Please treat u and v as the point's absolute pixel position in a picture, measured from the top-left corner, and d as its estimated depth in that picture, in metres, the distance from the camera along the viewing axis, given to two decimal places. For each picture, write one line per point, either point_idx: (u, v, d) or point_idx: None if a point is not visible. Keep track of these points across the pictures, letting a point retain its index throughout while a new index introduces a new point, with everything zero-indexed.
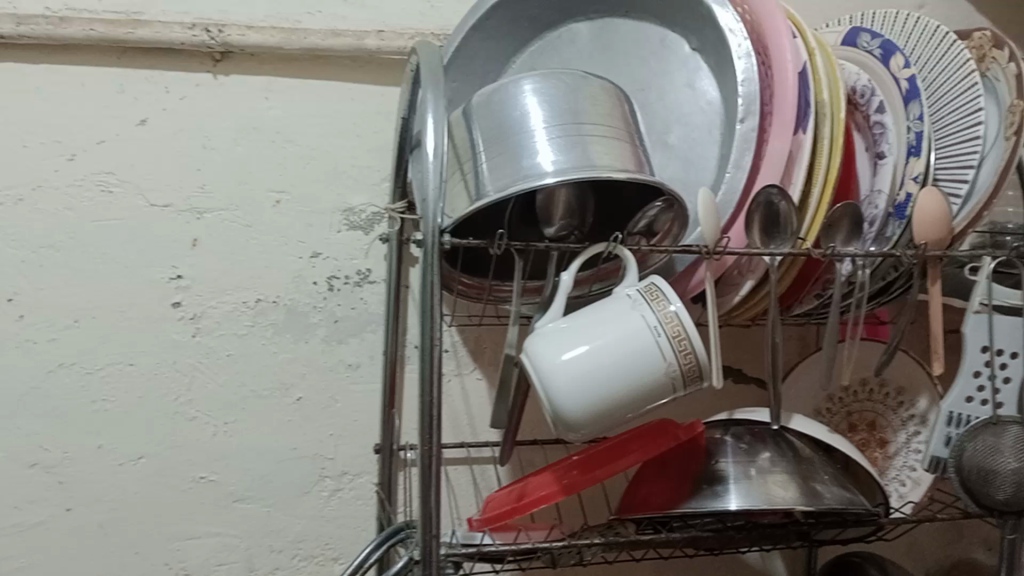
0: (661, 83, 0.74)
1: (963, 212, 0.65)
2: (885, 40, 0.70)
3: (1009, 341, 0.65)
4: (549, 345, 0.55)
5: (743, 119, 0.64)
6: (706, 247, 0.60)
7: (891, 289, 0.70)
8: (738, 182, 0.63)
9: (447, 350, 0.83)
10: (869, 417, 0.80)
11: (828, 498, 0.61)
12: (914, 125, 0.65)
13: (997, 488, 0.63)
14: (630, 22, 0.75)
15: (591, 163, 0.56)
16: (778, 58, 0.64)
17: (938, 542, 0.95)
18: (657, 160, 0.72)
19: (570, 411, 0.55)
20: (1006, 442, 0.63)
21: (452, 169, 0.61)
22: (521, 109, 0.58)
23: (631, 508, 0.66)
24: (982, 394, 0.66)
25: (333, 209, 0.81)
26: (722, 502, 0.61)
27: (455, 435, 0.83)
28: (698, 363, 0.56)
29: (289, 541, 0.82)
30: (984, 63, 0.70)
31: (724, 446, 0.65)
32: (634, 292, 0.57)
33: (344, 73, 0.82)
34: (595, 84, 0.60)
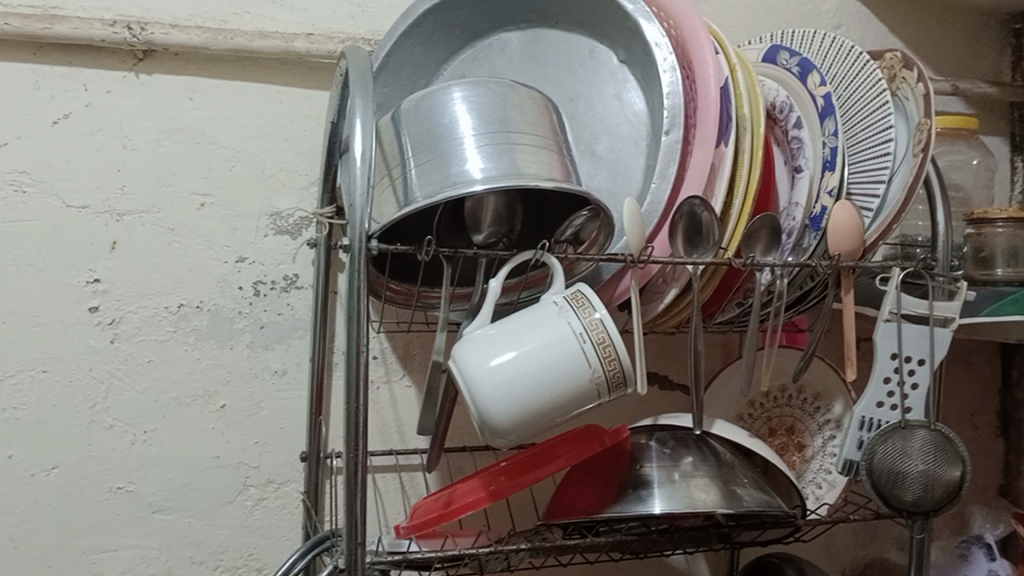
0: (590, 93, 0.75)
1: (875, 225, 0.68)
2: (802, 58, 0.72)
3: (917, 347, 0.68)
4: (475, 350, 0.55)
5: (669, 130, 0.65)
6: (630, 256, 0.61)
7: (807, 298, 0.73)
8: (663, 192, 0.64)
9: (376, 356, 0.82)
10: (788, 421, 0.83)
11: (748, 500, 0.63)
12: (829, 140, 0.68)
13: (906, 489, 0.66)
14: (559, 32, 0.77)
15: (520, 171, 0.56)
16: (701, 72, 0.66)
17: (853, 542, 0.99)
18: (585, 169, 0.73)
19: (498, 417, 0.55)
20: (914, 445, 0.66)
21: (380, 174, 0.61)
22: (450, 116, 0.58)
23: (557, 513, 0.66)
24: (891, 399, 0.68)
25: (259, 213, 0.80)
26: (645, 506, 0.62)
27: (383, 442, 0.83)
28: (622, 369, 0.57)
29: (211, 552, 0.80)
30: (895, 83, 0.73)
31: (649, 451, 0.67)
32: (560, 299, 0.58)
33: (273, 75, 0.80)
34: (523, 93, 0.61)
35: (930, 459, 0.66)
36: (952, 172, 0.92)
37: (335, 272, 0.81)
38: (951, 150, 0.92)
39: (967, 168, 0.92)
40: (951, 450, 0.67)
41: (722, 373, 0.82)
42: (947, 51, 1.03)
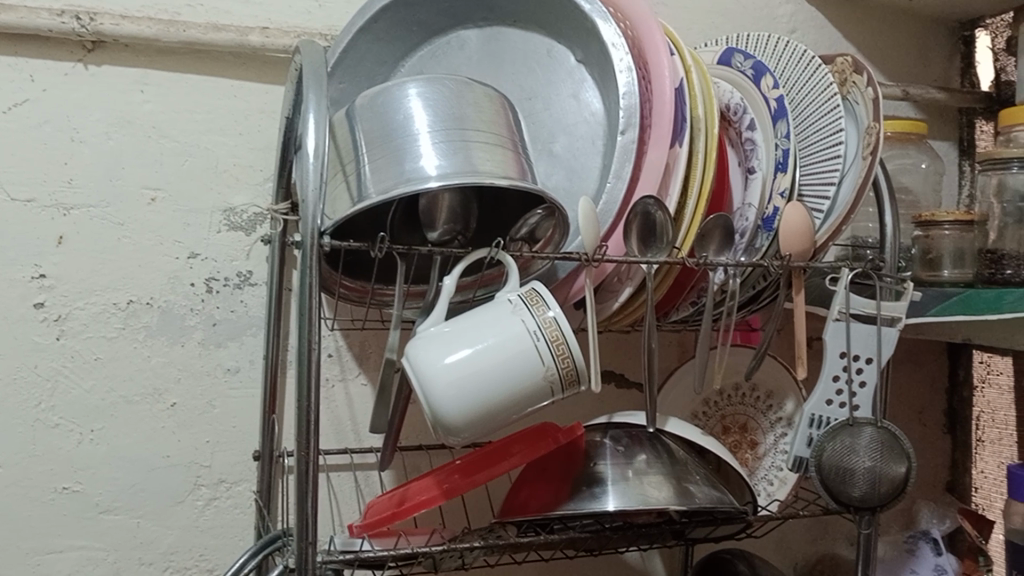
0: (548, 92, 0.75)
1: (825, 226, 0.69)
2: (756, 62, 0.74)
3: (865, 346, 0.69)
4: (429, 347, 0.55)
5: (624, 131, 0.66)
6: (585, 254, 0.61)
7: (760, 298, 0.74)
8: (618, 192, 0.65)
9: (330, 354, 0.81)
10: (741, 420, 0.84)
11: (699, 497, 0.64)
12: (782, 142, 0.69)
13: (853, 485, 0.68)
14: (518, 31, 0.77)
15: (475, 169, 0.56)
16: (656, 73, 0.66)
17: (804, 538, 1.01)
18: (542, 168, 0.73)
19: (452, 416, 0.55)
20: (861, 442, 0.68)
21: (334, 170, 0.61)
22: (404, 112, 0.58)
23: (511, 511, 0.66)
24: (840, 397, 0.69)
25: (212, 209, 0.79)
26: (599, 504, 0.63)
27: (338, 441, 0.82)
28: (576, 367, 0.57)
29: (161, 553, 0.78)
30: (845, 87, 0.75)
31: (603, 448, 0.67)
32: (515, 297, 0.58)
33: (227, 69, 0.79)
34: (478, 91, 0.61)
35: (876, 455, 0.68)
36: (902, 175, 0.94)
37: (290, 269, 0.80)
38: (900, 154, 0.94)
39: (916, 172, 0.94)
40: (897, 447, 0.69)
41: (675, 375, 0.82)
42: (898, 57, 1.05)
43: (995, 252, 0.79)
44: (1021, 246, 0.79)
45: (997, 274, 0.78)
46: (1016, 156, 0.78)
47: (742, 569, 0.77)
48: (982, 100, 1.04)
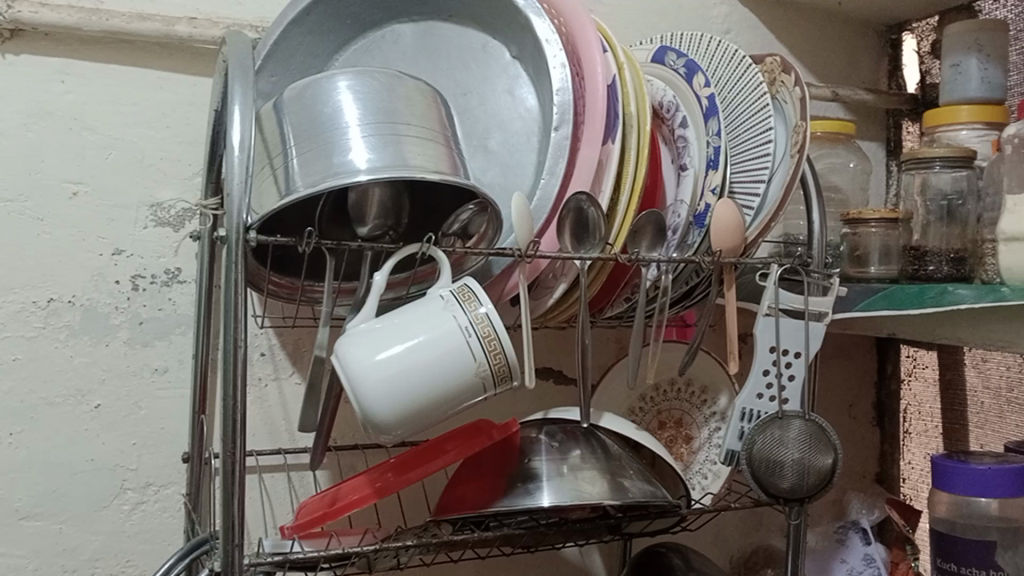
0: (483, 88, 0.75)
1: (756, 223, 0.70)
2: (688, 60, 0.74)
3: (793, 341, 0.71)
4: (359, 345, 0.54)
5: (558, 127, 0.66)
6: (519, 250, 0.61)
7: (693, 294, 0.75)
8: (552, 187, 0.66)
9: (263, 353, 0.80)
10: (677, 414, 0.85)
11: (633, 492, 0.64)
12: (713, 140, 0.70)
13: (782, 477, 0.69)
14: (452, 26, 0.76)
15: (405, 163, 0.56)
16: (589, 70, 0.66)
17: (740, 530, 1.03)
18: (477, 164, 0.73)
19: (383, 414, 0.54)
20: (790, 435, 0.69)
21: (261, 163, 0.59)
22: (333, 105, 0.57)
23: (446, 509, 0.66)
24: (770, 391, 0.71)
25: (138, 204, 0.76)
26: (533, 500, 0.63)
27: (271, 441, 0.80)
28: (508, 363, 0.57)
29: (85, 560, 0.76)
30: (775, 86, 0.76)
31: (538, 445, 0.67)
32: (447, 293, 0.57)
33: (153, 60, 0.77)
34: (409, 84, 0.60)
35: (805, 447, 0.69)
36: (832, 174, 0.96)
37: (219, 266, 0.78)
38: (829, 153, 0.97)
39: (845, 171, 0.97)
40: (824, 439, 0.70)
41: (610, 374, 0.82)
42: (828, 59, 1.08)
43: (919, 249, 0.82)
44: (943, 244, 0.82)
45: (920, 270, 0.81)
46: (939, 156, 0.80)
47: (676, 562, 0.78)
48: (908, 102, 1.07)
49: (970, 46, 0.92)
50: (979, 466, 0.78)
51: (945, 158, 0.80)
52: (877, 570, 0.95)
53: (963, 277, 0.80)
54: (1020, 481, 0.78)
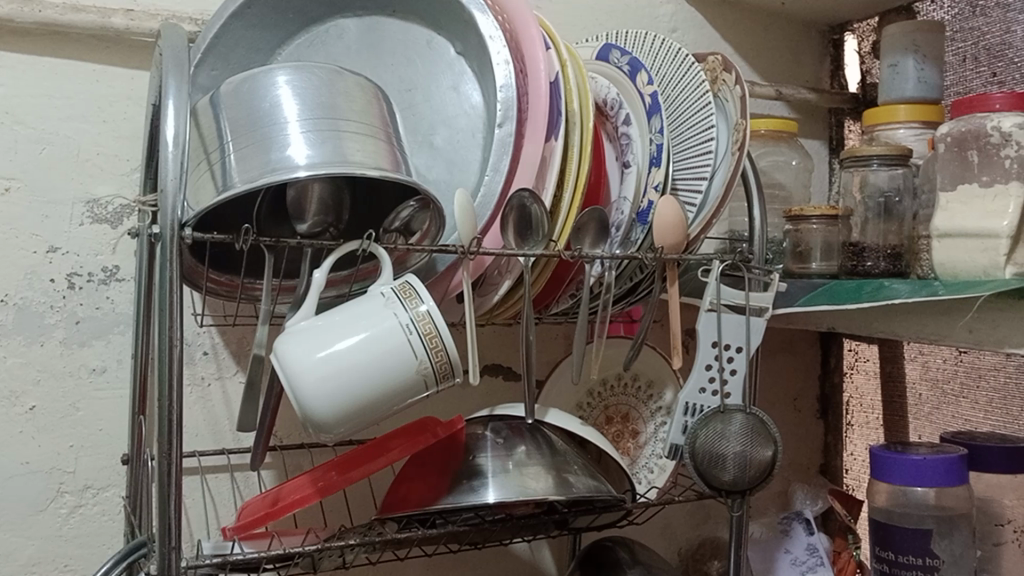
0: (428, 84, 0.74)
1: (698, 219, 0.72)
2: (632, 58, 0.75)
3: (735, 336, 0.72)
4: (297, 344, 0.54)
5: (502, 124, 0.65)
6: (462, 246, 0.61)
7: (637, 290, 0.75)
8: (496, 185, 0.65)
9: (206, 352, 0.78)
10: (623, 409, 0.86)
11: (577, 487, 0.65)
12: (655, 138, 0.70)
13: (724, 470, 0.70)
14: (396, 21, 0.76)
15: (345, 159, 0.55)
16: (532, 67, 0.66)
17: (688, 523, 1.04)
18: (422, 161, 0.73)
19: (323, 414, 0.54)
20: (732, 429, 0.70)
21: (197, 158, 0.58)
22: (271, 100, 0.56)
23: (391, 507, 0.65)
24: (712, 384, 0.72)
25: (73, 200, 0.75)
26: (477, 496, 0.63)
27: (215, 441, 0.79)
28: (450, 361, 0.57)
29: (20, 566, 0.74)
30: (716, 84, 0.76)
31: (483, 442, 0.67)
32: (388, 290, 0.57)
33: (89, 52, 0.75)
34: (350, 80, 0.59)
35: (745, 440, 0.70)
36: (775, 171, 0.98)
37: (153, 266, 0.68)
38: (773, 151, 0.98)
39: (788, 168, 0.99)
40: (765, 432, 0.71)
41: (556, 370, 0.82)
42: (773, 58, 1.10)
43: (857, 245, 0.84)
44: (881, 240, 0.84)
45: (859, 265, 0.83)
46: (876, 155, 0.83)
47: (622, 556, 0.78)
48: (849, 101, 1.10)
49: (907, 48, 0.94)
50: (916, 457, 0.80)
51: (883, 156, 0.83)
52: (820, 559, 0.97)
53: (899, 272, 0.82)
54: (955, 470, 0.80)
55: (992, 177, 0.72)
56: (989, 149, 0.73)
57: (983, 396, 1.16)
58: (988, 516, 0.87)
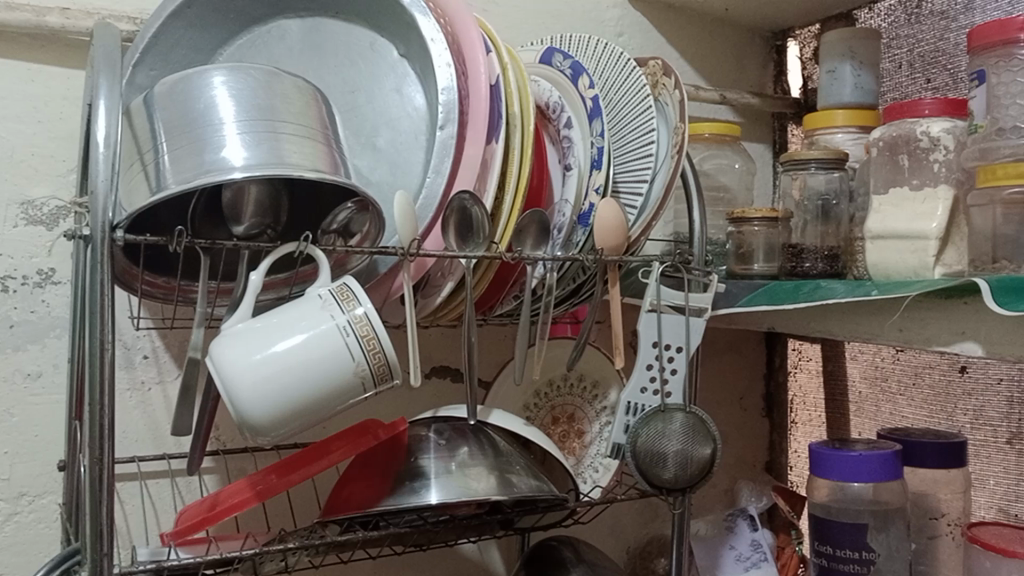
0: (372, 86, 0.74)
1: (639, 222, 0.73)
2: (573, 61, 0.76)
3: (675, 336, 0.73)
4: (233, 347, 0.53)
5: (443, 126, 0.66)
6: (402, 248, 0.61)
7: (580, 292, 0.76)
8: (437, 187, 0.65)
9: (146, 356, 0.77)
10: (569, 410, 0.87)
11: (520, 487, 0.65)
12: (597, 141, 0.71)
13: (665, 468, 0.71)
14: (339, 23, 0.76)
15: (282, 162, 0.55)
16: (472, 70, 0.67)
17: (636, 521, 1.05)
18: (365, 163, 0.73)
19: (258, 417, 0.53)
20: (672, 428, 0.72)
21: (130, 159, 0.57)
22: (206, 101, 0.56)
23: (333, 510, 0.65)
24: (653, 384, 0.73)
25: (7, 202, 0.73)
26: (419, 498, 0.63)
27: (156, 446, 0.78)
28: (388, 363, 0.57)
29: None
30: (657, 89, 0.78)
31: (425, 443, 0.67)
32: (325, 292, 0.57)
33: (23, 51, 0.74)
34: (287, 81, 0.59)
35: (686, 438, 0.71)
36: (718, 174, 1.00)
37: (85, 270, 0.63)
38: (717, 154, 1.00)
39: (732, 171, 1.00)
40: (704, 430, 0.73)
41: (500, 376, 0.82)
42: (717, 63, 1.11)
43: (796, 247, 0.86)
44: (819, 242, 0.86)
45: (798, 267, 0.84)
46: (815, 158, 0.85)
47: (567, 554, 0.79)
48: (791, 106, 1.12)
49: (844, 54, 0.96)
50: (853, 453, 0.82)
51: (821, 159, 0.85)
52: (764, 555, 0.99)
53: (836, 273, 0.84)
54: (890, 465, 0.82)
55: (922, 180, 0.75)
56: (919, 153, 0.76)
57: (976, 406, 1.03)
58: (923, 510, 0.90)
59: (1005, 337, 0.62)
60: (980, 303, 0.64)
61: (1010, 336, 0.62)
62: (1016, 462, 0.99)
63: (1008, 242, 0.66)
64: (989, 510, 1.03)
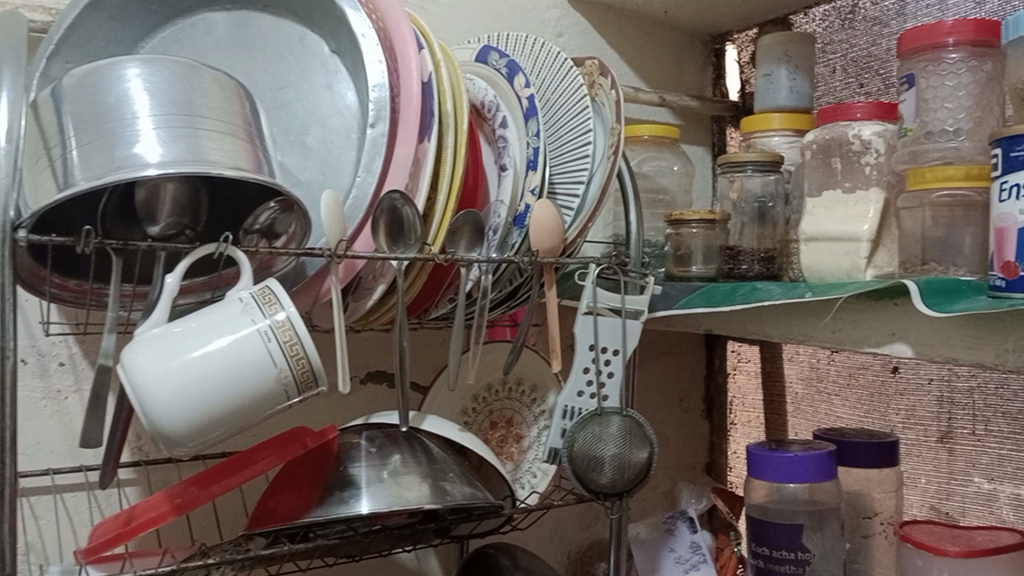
0: (302, 82, 0.72)
1: (575, 224, 0.72)
2: (509, 60, 0.75)
3: (611, 339, 0.72)
4: (147, 353, 0.51)
5: (374, 124, 0.64)
6: (329, 249, 0.59)
7: (517, 294, 0.75)
8: (368, 186, 0.63)
9: (62, 363, 0.74)
10: (507, 414, 0.85)
11: (454, 495, 0.63)
12: (532, 141, 0.70)
13: (601, 472, 0.70)
14: (268, 17, 0.73)
15: (202, 159, 0.53)
16: (403, 67, 0.65)
17: (577, 525, 1.04)
18: (295, 161, 0.71)
19: (174, 428, 0.51)
20: (609, 431, 0.71)
21: (35, 154, 0.54)
22: (119, 95, 0.53)
23: (259, 522, 0.62)
24: (590, 387, 0.72)
25: None
26: (349, 508, 0.60)
27: (73, 457, 0.74)
28: (312, 369, 0.54)
29: None
30: (593, 89, 0.77)
31: (356, 451, 0.65)
32: (247, 296, 0.54)
33: None
34: (207, 75, 0.56)
35: (622, 443, 0.71)
36: (658, 176, 0.99)
37: None
38: (656, 156, 1.00)
39: (670, 174, 1.00)
40: (640, 434, 0.72)
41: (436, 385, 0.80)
42: (656, 66, 1.11)
43: (733, 249, 0.85)
44: (755, 244, 0.86)
45: (735, 269, 0.84)
46: (751, 160, 0.85)
47: (503, 561, 0.78)
48: (730, 109, 1.13)
49: (779, 58, 0.97)
50: (789, 454, 0.82)
51: (757, 162, 0.85)
52: (703, 557, 0.99)
53: (772, 275, 0.84)
54: (825, 466, 0.82)
55: (854, 183, 0.76)
56: (851, 156, 0.77)
57: (906, 405, 1.04)
58: (857, 509, 0.91)
59: (934, 338, 0.63)
60: (910, 304, 0.64)
61: (938, 337, 0.62)
62: (946, 460, 1.00)
63: (937, 244, 0.67)
64: (921, 508, 1.04)
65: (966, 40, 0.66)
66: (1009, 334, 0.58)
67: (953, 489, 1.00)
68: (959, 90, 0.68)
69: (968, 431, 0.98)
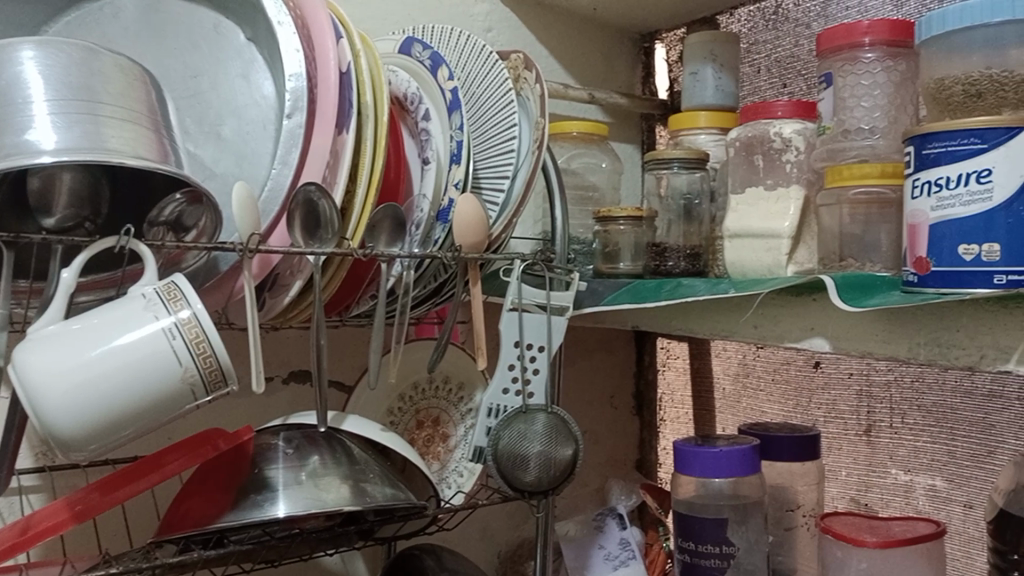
0: (216, 70, 0.69)
1: (500, 220, 0.71)
2: (433, 52, 0.73)
3: (536, 335, 0.72)
4: (40, 352, 0.48)
5: (290, 115, 0.62)
6: (240, 243, 0.57)
7: (442, 290, 0.74)
8: (284, 178, 0.61)
9: None
10: (434, 413, 0.84)
11: (374, 496, 0.62)
12: (455, 134, 0.69)
13: (526, 470, 0.70)
14: (183, 4, 0.70)
15: (100, 147, 0.50)
16: (321, 54, 0.63)
17: (507, 524, 1.04)
18: (209, 153, 0.68)
19: (68, 431, 0.48)
20: (534, 429, 0.70)
21: None
22: (10, 78, 0.50)
23: (167, 528, 0.60)
24: (515, 385, 0.71)
25: None
26: (264, 512, 0.58)
27: None
28: (221, 368, 0.52)
29: None
30: (519, 83, 0.76)
31: (272, 452, 0.62)
32: (150, 291, 0.52)
33: None
34: (108, 59, 0.53)
35: (546, 440, 0.70)
36: (586, 172, 0.99)
37: None
38: (585, 153, 0.99)
39: (599, 170, 1.00)
40: (565, 431, 0.71)
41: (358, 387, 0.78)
42: (586, 63, 1.11)
43: (659, 246, 0.86)
44: (681, 240, 0.86)
45: (661, 265, 0.85)
46: (677, 157, 0.85)
47: (429, 563, 0.76)
48: (658, 107, 1.13)
49: (706, 57, 0.98)
50: (713, 449, 0.82)
51: (682, 159, 0.85)
52: (631, 553, 0.99)
53: (698, 271, 0.85)
54: (748, 460, 0.83)
55: (776, 180, 0.77)
56: (773, 153, 0.78)
57: (828, 399, 1.06)
58: (780, 502, 0.92)
59: (851, 332, 0.64)
60: (827, 300, 0.65)
61: (856, 331, 0.63)
62: (867, 452, 1.03)
63: (854, 241, 0.68)
64: (842, 500, 1.06)
65: (882, 39, 0.68)
66: (922, 329, 0.59)
67: (872, 482, 1.02)
68: (875, 90, 0.70)
69: (887, 424, 1.00)
